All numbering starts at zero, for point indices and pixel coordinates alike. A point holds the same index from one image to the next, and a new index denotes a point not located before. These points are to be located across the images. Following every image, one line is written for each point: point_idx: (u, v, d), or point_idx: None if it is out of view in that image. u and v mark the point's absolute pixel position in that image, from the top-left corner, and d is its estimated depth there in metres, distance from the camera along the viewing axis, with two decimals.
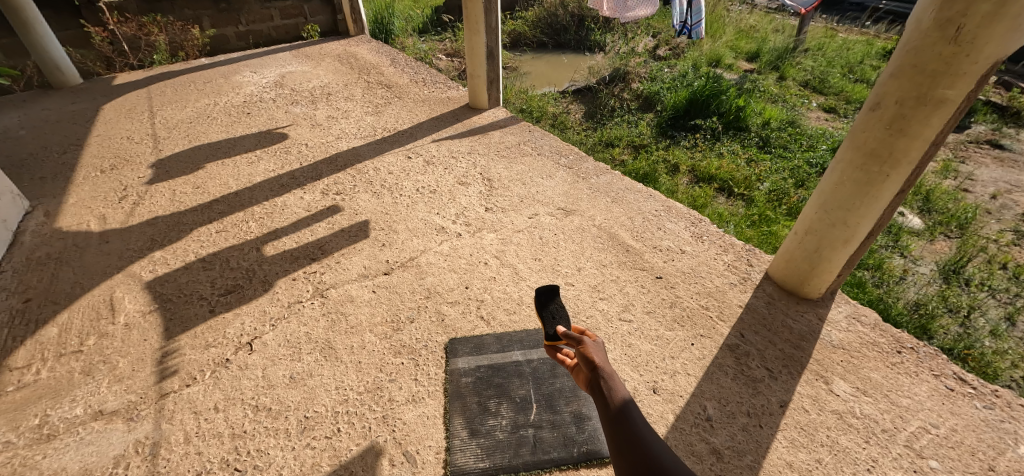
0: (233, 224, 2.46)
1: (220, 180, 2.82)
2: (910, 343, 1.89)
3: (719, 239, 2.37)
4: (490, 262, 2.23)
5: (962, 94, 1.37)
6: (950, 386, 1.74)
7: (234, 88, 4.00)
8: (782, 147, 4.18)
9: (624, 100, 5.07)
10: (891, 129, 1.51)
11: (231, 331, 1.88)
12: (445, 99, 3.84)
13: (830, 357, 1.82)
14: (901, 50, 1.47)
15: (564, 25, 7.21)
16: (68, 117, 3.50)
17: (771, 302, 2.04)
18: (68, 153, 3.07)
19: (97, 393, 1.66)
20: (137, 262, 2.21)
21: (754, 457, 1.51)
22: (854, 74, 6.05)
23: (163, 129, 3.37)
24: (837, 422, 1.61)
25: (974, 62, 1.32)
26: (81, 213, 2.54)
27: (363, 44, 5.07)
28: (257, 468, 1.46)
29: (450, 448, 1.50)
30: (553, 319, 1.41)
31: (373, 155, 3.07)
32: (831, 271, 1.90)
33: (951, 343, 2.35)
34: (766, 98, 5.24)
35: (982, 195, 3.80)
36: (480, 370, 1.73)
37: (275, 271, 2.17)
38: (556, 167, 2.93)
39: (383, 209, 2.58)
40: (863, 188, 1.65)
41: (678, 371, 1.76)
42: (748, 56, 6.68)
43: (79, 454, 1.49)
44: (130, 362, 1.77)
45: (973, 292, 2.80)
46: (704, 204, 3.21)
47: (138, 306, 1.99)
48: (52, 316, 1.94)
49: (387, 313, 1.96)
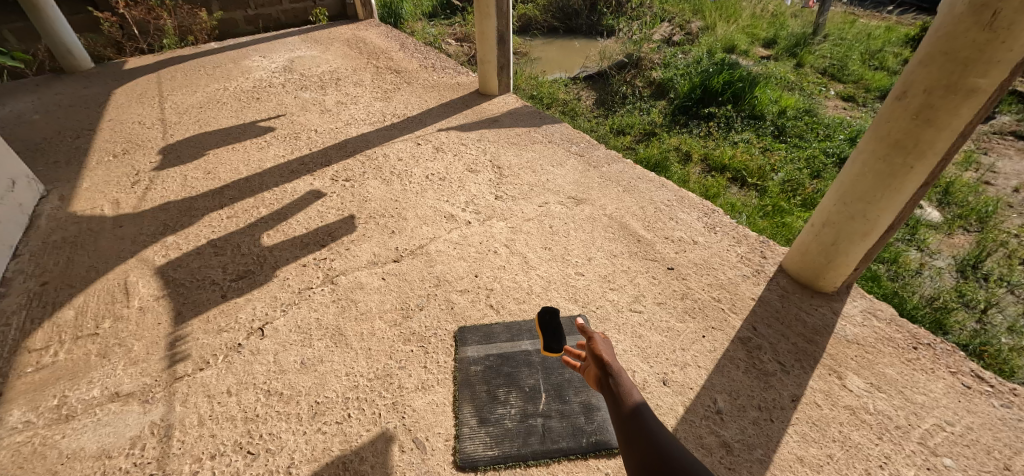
0: (244, 209, 2.47)
1: (230, 165, 2.83)
2: (927, 338, 1.85)
3: (733, 231, 2.33)
4: (500, 250, 2.22)
5: (995, 83, 1.32)
6: (967, 383, 1.71)
7: (244, 73, 3.99)
8: (798, 136, 4.10)
9: (636, 86, 4.97)
10: (918, 120, 1.46)
11: (243, 316, 1.90)
12: (454, 85, 3.80)
13: (844, 351, 1.79)
14: (933, 35, 1.41)
15: (576, 9, 7.07)
16: (80, 102, 3.52)
17: (785, 294, 2.01)
18: (82, 138, 3.09)
19: (113, 376, 1.69)
20: (150, 247, 2.23)
21: (765, 451, 1.50)
22: (874, 61, 5.89)
23: (174, 114, 3.38)
24: (850, 417, 1.59)
25: (1010, 49, 1.26)
26: (94, 198, 2.56)
27: (372, 29, 5.02)
28: (269, 452, 1.48)
29: (459, 436, 1.51)
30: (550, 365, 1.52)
31: (383, 141, 3.05)
32: (849, 264, 1.86)
33: (968, 339, 2.32)
34: (783, 85, 5.12)
35: (1004, 188, 3.69)
36: (489, 359, 1.73)
37: (285, 257, 2.17)
38: (567, 155, 2.90)
39: (393, 196, 2.57)
40: (885, 180, 1.60)
41: (689, 363, 1.74)
42: (765, 42, 6.53)
43: (96, 434, 1.52)
44: (145, 345, 1.79)
45: (991, 288, 2.74)
46: (716, 194, 3.16)
47: (152, 291, 2.01)
48: (69, 299, 1.97)
49: (398, 300, 1.97)
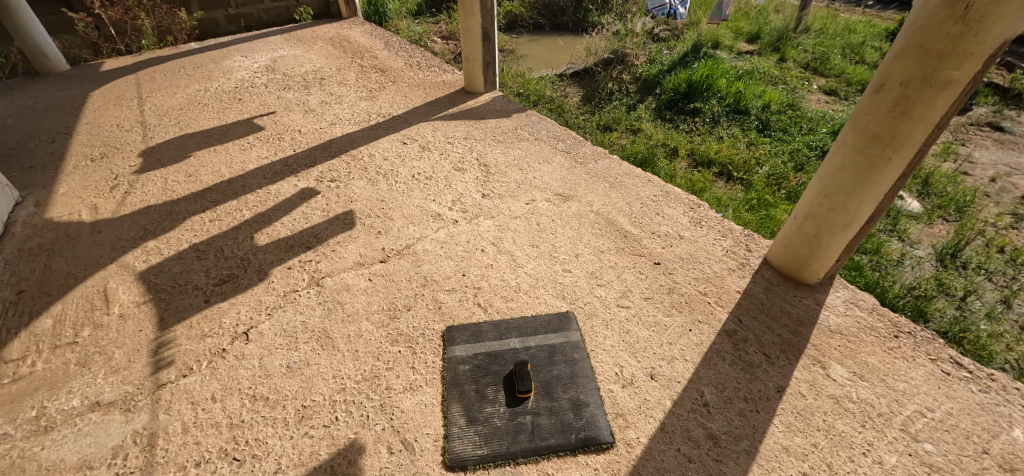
0: (227, 212, 2.43)
1: (212, 167, 2.78)
2: (908, 327, 1.89)
3: (718, 225, 2.35)
4: (488, 249, 2.21)
5: (969, 75, 1.34)
6: (947, 370, 1.74)
7: (225, 74, 3.92)
8: (782, 130, 4.14)
9: (622, 82, 4.99)
10: (895, 112, 1.49)
11: (227, 321, 1.87)
12: (440, 83, 3.77)
13: (827, 342, 1.82)
14: (908, 29, 1.43)
15: (562, 6, 7.06)
16: (56, 105, 3.43)
17: (769, 287, 2.03)
18: (58, 142, 3.02)
19: (93, 385, 1.66)
20: (131, 253, 2.19)
21: (751, 441, 1.52)
22: (855, 55, 5.98)
23: (153, 116, 3.32)
24: (834, 406, 1.62)
25: (982, 41, 1.29)
26: (72, 203, 2.51)
27: (356, 27, 4.96)
28: (256, 457, 1.46)
29: (449, 436, 1.51)
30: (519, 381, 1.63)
31: (368, 141, 3.02)
32: (831, 255, 1.89)
33: (948, 326, 2.37)
34: (767, 79, 5.16)
35: (981, 178, 3.77)
36: (478, 358, 1.73)
37: (270, 260, 2.15)
38: (554, 152, 2.90)
39: (379, 196, 2.55)
40: (865, 172, 1.63)
41: (676, 357, 1.76)
42: (748, 37, 6.59)
43: (77, 445, 1.49)
44: (126, 353, 1.76)
45: (969, 276, 2.80)
46: (703, 188, 3.18)
47: (133, 297, 1.97)
48: (46, 307, 1.92)
49: (385, 301, 1.95)
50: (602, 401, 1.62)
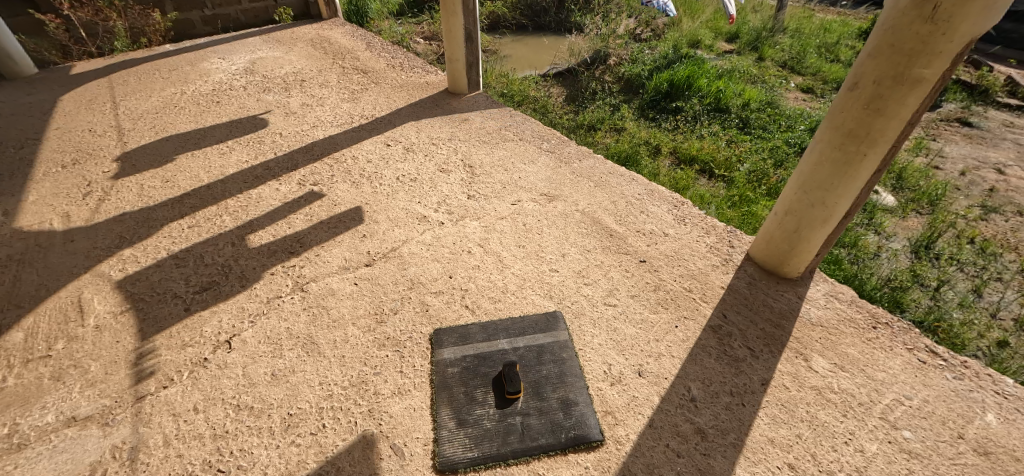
0: (206, 218, 2.38)
1: (190, 173, 2.72)
2: (885, 318, 1.94)
3: (702, 221, 2.38)
4: (474, 250, 2.21)
5: (938, 73, 1.39)
6: (922, 358, 1.80)
7: (202, 76, 3.84)
8: (761, 127, 4.22)
9: (605, 82, 5.03)
10: (868, 110, 1.52)
11: (208, 330, 1.83)
12: (423, 84, 3.75)
13: (809, 334, 1.86)
14: (880, 28, 1.47)
15: (544, 6, 7.09)
16: (22, 110, 3.31)
17: (752, 282, 2.06)
18: (26, 148, 2.91)
19: (69, 399, 1.60)
20: (106, 261, 2.13)
21: (737, 434, 1.54)
22: (830, 54, 6.12)
23: (128, 120, 3.23)
24: (817, 397, 1.65)
25: (950, 40, 1.33)
26: (42, 211, 2.42)
27: (337, 28, 4.90)
28: (241, 468, 1.44)
29: (438, 440, 1.50)
30: (510, 380, 1.62)
31: (351, 143, 2.99)
32: (811, 250, 1.93)
33: (923, 315, 2.44)
34: (746, 78, 5.25)
35: (952, 172, 3.90)
36: (466, 360, 1.73)
37: (252, 265, 2.11)
38: (539, 152, 2.91)
39: (363, 199, 2.52)
40: (841, 168, 1.67)
41: (663, 354, 1.78)
42: (728, 36, 6.71)
43: (53, 462, 1.44)
44: (103, 365, 1.71)
45: (942, 267, 2.89)
46: (686, 186, 3.22)
47: (109, 307, 1.91)
48: (17, 320, 1.86)
49: (371, 305, 1.93)
50: (591, 399, 1.63)
